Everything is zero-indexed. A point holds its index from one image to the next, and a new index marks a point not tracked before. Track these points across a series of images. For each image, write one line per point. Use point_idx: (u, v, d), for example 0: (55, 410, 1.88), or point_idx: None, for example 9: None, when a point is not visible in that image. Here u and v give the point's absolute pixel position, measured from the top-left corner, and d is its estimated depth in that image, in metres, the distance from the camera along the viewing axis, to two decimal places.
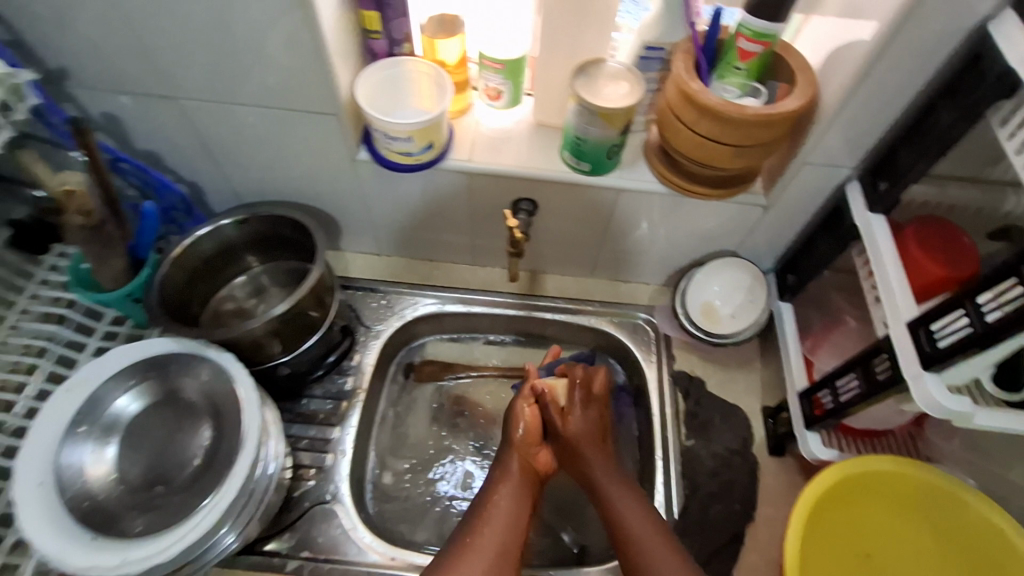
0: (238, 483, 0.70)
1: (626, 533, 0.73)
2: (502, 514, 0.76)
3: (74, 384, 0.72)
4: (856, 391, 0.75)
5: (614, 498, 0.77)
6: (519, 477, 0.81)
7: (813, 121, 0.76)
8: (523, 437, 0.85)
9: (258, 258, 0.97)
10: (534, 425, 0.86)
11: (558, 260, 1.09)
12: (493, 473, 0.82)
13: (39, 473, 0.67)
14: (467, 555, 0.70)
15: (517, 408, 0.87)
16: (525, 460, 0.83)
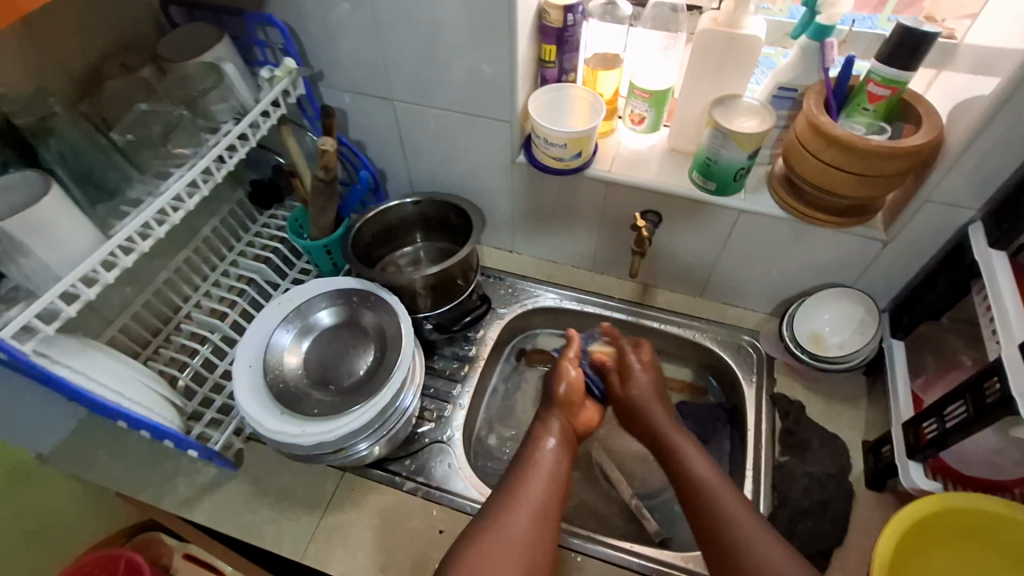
0: (392, 394, 0.87)
1: (687, 476, 0.84)
2: (546, 471, 0.83)
3: (285, 301, 0.97)
4: (964, 417, 0.77)
5: (678, 446, 0.89)
6: (559, 434, 0.90)
7: (938, 161, 0.82)
8: (564, 395, 0.95)
9: (422, 236, 1.19)
10: (575, 383, 0.96)
11: (671, 276, 1.19)
12: (535, 432, 0.90)
13: (251, 357, 0.91)
14: (514, 506, 0.77)
15: (563, 368, 0.99)
16: (564, 420, 0.93)
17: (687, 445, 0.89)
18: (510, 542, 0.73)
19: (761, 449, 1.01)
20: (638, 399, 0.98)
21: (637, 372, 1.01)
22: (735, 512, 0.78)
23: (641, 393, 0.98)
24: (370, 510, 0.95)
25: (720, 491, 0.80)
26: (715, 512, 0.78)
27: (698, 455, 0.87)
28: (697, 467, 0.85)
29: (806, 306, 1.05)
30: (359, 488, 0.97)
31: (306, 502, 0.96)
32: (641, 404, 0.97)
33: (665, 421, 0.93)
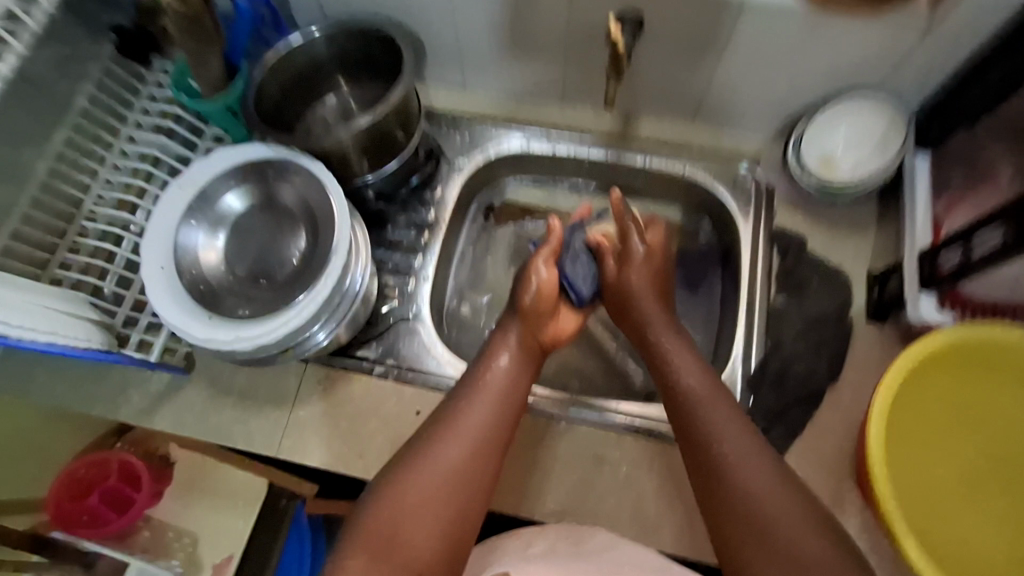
0: (333, 281, 0.74)
1: (677, 385, 0.75)
2: (495, 393, 0.77)
3: (186, 182, 0.78)
4: (1001, 245, 0.67)
5: (666, 354, 0.79)
6: (519, 346, 0.83)
7: None
8: (530, 303, 0.86)
9: (347, 80, 0.95)
10: (544, 286, 0.87)
11: (658, 100, 0.97)
12: (490, 346, 0.83)
13: (162, 257, 0.75)
14: (451, 433, 0.72)
15: (535, 269, 0.88)
16: (527, 330, 0.85)
17: (681, 355, 0.78)
18: (442, 469, 0.69)
19: (756, 293, 0.91)
20: (635, 291, 0.86)
21: (637, 262, 0.87)
22: (728, 427, 0.69)
23: (637, 283, 0.86)
24: (340, 400, 0.89)
25: (713, 404, 0.71)
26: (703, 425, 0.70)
27: (689, 365, 0.77)
28: (688, 376, 0.75)
29: (817, 123, 0.88)
30: (325, 378, 0.90)
31: (272, 399, 0.90)
32: (633, 299, 0.86)
33: (658, 320, 0.83)
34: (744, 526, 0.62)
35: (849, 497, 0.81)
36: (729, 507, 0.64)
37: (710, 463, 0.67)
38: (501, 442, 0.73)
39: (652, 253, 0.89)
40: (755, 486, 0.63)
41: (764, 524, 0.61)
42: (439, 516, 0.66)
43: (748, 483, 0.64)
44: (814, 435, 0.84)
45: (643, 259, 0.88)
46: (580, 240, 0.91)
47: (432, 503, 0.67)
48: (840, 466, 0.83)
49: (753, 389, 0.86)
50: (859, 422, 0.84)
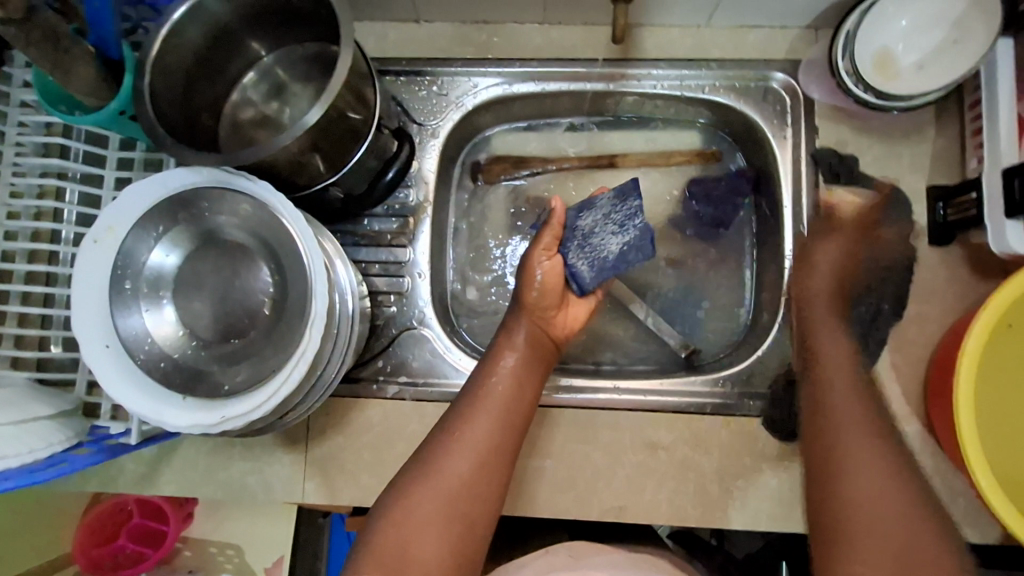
0: (320, 330, 0.60)
1: (822, 376, 0.64)
2: (499, 400, 0.66)
3: (100, 234, 0.60)
4: None
5: (823, 355, 0.66)
6: (523, 344, 0.71)
7: None
8: (536, 299, 0.74)
9: (264, 42, 0.73)
10: (552, 271, 0.74)
11: (663, 3, 0.78)
12: (496, 343, 0.72)
13: (102, 335, 0.60)
14: (451, 448, 0.62)
15: (535, 261, 0.75)
16: (535, 326, 0.74)
17: (839, 357, 0.65)
18: (443, 489, 0.59)
19: (802, 231, 0.80)
20: (813, 297, 0.71)
21: (830, 260, 0.73)
22: (857, 440, 0.58)
23: (822, 288, 0.72)
24: (359, 430, 0.80)
25: (847, 411, 0.60)
26: (824, 438, 0.59)
27: (846, 363, 0.65)
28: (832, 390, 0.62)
29: (872, 13, 0.70)
30: (336, 409, 0.80)
31: (282, 443, 0.80)
32: (809, 308, 0.71)
33: (829, 332, 0.68)
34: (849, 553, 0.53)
35: (919, 441, 0.76)
36: (834, 531, 0.55)
37: (829, 474, 0.57)
38: (506, 457, 0.63)
39: (850, 237, 0.75)
40: (865, 499, 0.54)
41: (871, 544, 0.52)
42: (439, 543, 0.57)
43: (857, 506, 0.54)
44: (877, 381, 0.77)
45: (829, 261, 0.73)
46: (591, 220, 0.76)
47: (431, 529, 0.57)
48: (907, 410, 0.77)
49: None
50: (925, 359, 0.77)
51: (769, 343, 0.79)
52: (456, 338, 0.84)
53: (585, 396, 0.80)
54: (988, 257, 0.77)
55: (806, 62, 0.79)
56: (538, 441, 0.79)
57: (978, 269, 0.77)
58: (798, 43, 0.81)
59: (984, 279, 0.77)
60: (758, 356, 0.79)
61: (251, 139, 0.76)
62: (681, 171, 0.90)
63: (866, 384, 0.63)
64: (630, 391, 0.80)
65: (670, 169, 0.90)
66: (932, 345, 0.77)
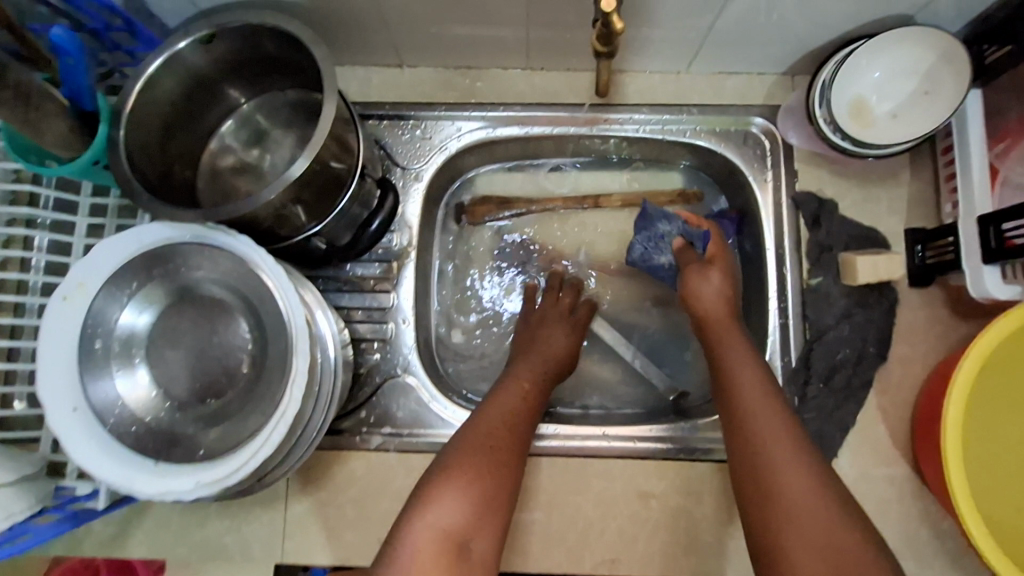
0: (302, 390, 0.57)
1: (731, 379, 0.64)
2: (494, 420, 0.65)
3: (69, 292, 0.58)
4: None
5: (728, 363, 0.66)
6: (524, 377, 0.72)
7: None
8: (529, 334, 0.80)
9: (244, 90, 0.72)
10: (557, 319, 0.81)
11: (645, 50, 0.79)
12: (503, 379, 0.72)
13: (70, 398, 0.57)
14: (459, 468, 0.60)
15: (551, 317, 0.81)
16: (535, 359, 0.75)
17: (741, 359, 0.65)
18: (440, 513, 0.56)
19: (786, 274, 0.80)
20: (712, 312, 0.72)
21: (713, 282, 0.74)
22: (772, 423, 0.59)
23: (712, 303, 0.73)
24: (342, 485, 0.77)
25: (762, 406, 0.60)
26: (748, 418, 0.60)
27: (747, 357, 0.65)
28: (742, 378, 0.63)
29: (849, 64, 0.72)
30: (317, 464, 0.78)
31: (261, 501, 0.77)
32: (711, 325, 0.71)
33: (733, 347, 0.67)
34: (785, 529, 0.53)
35: (908, 484, 0.76)
36: (765, 511, 0.55)
37: (757, 472, 0.57)
38: (510, 484, 0.62)
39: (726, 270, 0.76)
40: (798, 495, 0.54)
41: (802, 531, 0.52)
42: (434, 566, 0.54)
43: (790, 483, 0.55)
44: (863, 425, 0.78)
45: (717, 287, 0.73)
46: (665, 257, 0.84)
47: (429, 553, 0.54)
48: (895, 453, 0.77)
49: (798, 385, 0.78)
50: (911, 401, 0.78)
51: None
52: (442, 385, 0.82)
53: (574, 445, 0.78)
54: (967, 299, 0.79)
55: (784, 111, 0.81)
56: (527, 493, 0.77)
57: (958, 310, 0.79)
58: (776, 89, 0.83)
59: (964, 320, 0.78)
60: None
61: (230, 187, 0.74)
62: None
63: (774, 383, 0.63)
64: (620, 438, 0.79)
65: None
66: (917, 387, 0.78)
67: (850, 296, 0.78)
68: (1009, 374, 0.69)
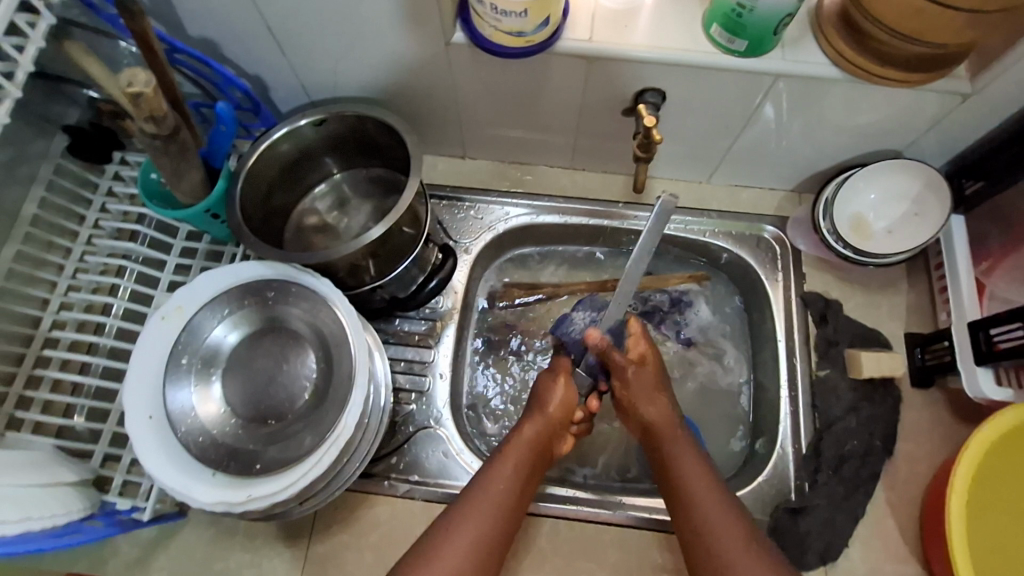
0: (355, 418, 0.64)
1: (687, 497, 0.67)
2: (487, 521, 0.64)
3: (170, 312, 0.68)
4: None
5: (685, 481, 0.68)
6: (524, 463, 0.70)
7: None
8: (554, 409, 0.73)
9: (338, 164, 0.86)
10: (562, 395, 0.74)
11: (673, 161, 0.93)
12: (499, 451, 0.70)
13: (150, 406, 0.65)
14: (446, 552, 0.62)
15: (548, 384, 0.75)
16: (537, 437, 0.72)
17: (693, 468, 0.69)
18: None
19: (797, 365, 0.87)
20: (657, 421, 0.73)
21: (650, 395, 0.74)
22: (731, 537, 0.63)
23: (657, 414, 0.73)
24: (366, 528, 0.81)
25: (724, 525, 0.64)
26: (713, 537, 0.63)
27: (702, 477, 0.68)
28: (697, 496, 0.67)
29: (849, 187, 0.84)
30: (345, 504, 0.81)
31: (284, 536, 0.80)
32: (657, 432, 0.72)
33: (684, 461, 0.70)
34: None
35: None
36: None
37: None
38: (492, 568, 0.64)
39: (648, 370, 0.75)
40: None
41: None
42: None
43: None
44: (873, 517, 0.80)
45: (656, 406, 0.73)
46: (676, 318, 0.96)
47: None
48: (906, 549, 0.79)
49: (810, 473, 0.81)
50: (918, 497, 0.81)
51: (770, 471, 0.82)
52: (468, 440, 0.87)
53: (592, 510, 0.81)
54: (967, 402, 0.84)
55: (792, 221, 0.92)
56: (542, 554, 0.80)
57: (958, 413, 0.84)
58: (785, 203, 0.96)
59: (964, 422, 0.84)
60: (760, 482, 0.82)
61: (310, 242, 0.86)
62: (677, 292, 0.97)
63: (720, 486, 0.67)
64: (637, 508, 0.81)
65: (669, 292, 0.97)
66: (923, 485, 0.81)
67: (856, 390, 0.84)
68: (1010, 477, 0.73)
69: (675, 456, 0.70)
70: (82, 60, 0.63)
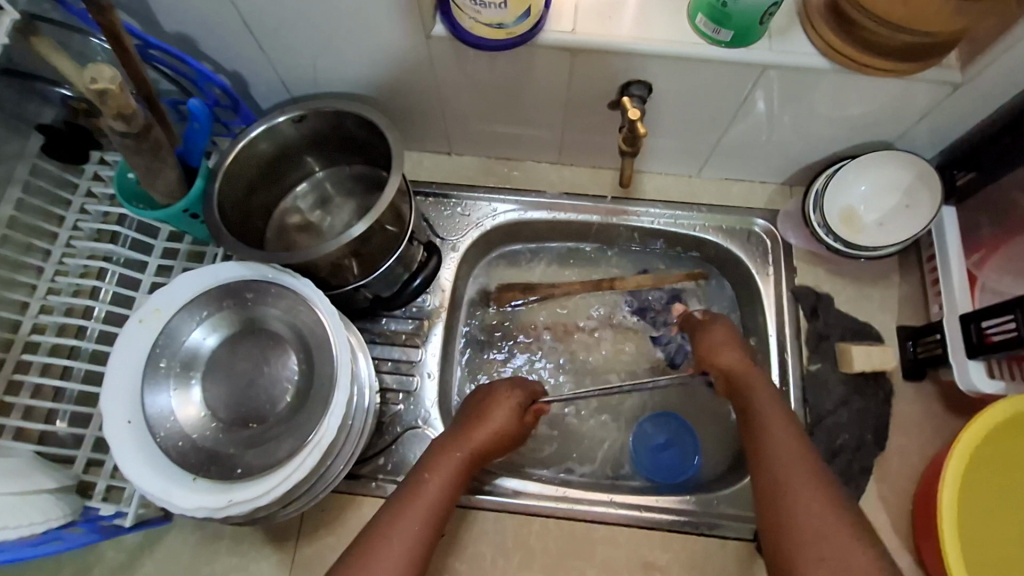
0: (338, 420, 0.63)
1: (762, 438, 0.67)
2: (413, 528, 0.63)
3: (146, 315, 0.66)
4: None
5: (764, 422, 0.68)
6: (456, 474, 0.69)
7: None
8: (484, 432, 0.72)
9: (320, 162, 0.84)
10: (499, 417, 0.74)
11: (662, 154, 0.91)
12: (425, 460, 0.70)
13: (127, 411, 0.63)
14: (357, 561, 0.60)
15: (491, 402, 0.76)
16: (466, 455, 0.70)
17: (776, 423, 0.67)
18: None
19: (788, 360, 0.86)
20: (738, 369, 0.75)
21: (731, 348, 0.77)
22: (807, 483, 0.61)
23: (735, 360, 0.75)
24: (354, 531, 0.80)
25: (795, 468, 0.62)
26: (789, 492, 0.60)
27: (783, 426, 0.67)
28: (773, 439, 0.66)
29: (839, 178, 0.83)
30: (332, 507, 0.80)
31: (272, 539, 0.79)
32: (739, 376, 0.74)
33: (765, 403, 0.70)
34: (809, 574, 0.55)
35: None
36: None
37: (792, 535, 0.58)
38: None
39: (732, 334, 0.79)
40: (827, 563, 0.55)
41: None
42: None
43: (821, 539, 0.56)
44: (865, 512, 0.80)
45: (734, 352, 0.76)
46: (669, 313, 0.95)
47: None
48: (897, 543, 0.79)
49: None
50: (910, 491, 0.80)
51: None
52: None
53: (581, 509, 0.81)
54: (958, 395, 0.84)
55: (783, 213, 0.92)
56: (531, 555, 0.79)
57: (950, 406, 0.83)
58: (776, 195, 0.95)
59: (956, 415, 0.83)
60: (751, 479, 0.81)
61: (293, 241, 0.84)
62: (673, 291, 0.96)
63: (804, 442, 0.65)
64: (625, 505, 0.80)
65: (664, 290, 0.96)
66: (915, 479, 0.81)
67: (847, 385, 0.83)
68: (999, 470, 0.73)
69: (758, 406, 0.70)
70: (52, 57, 0.61)
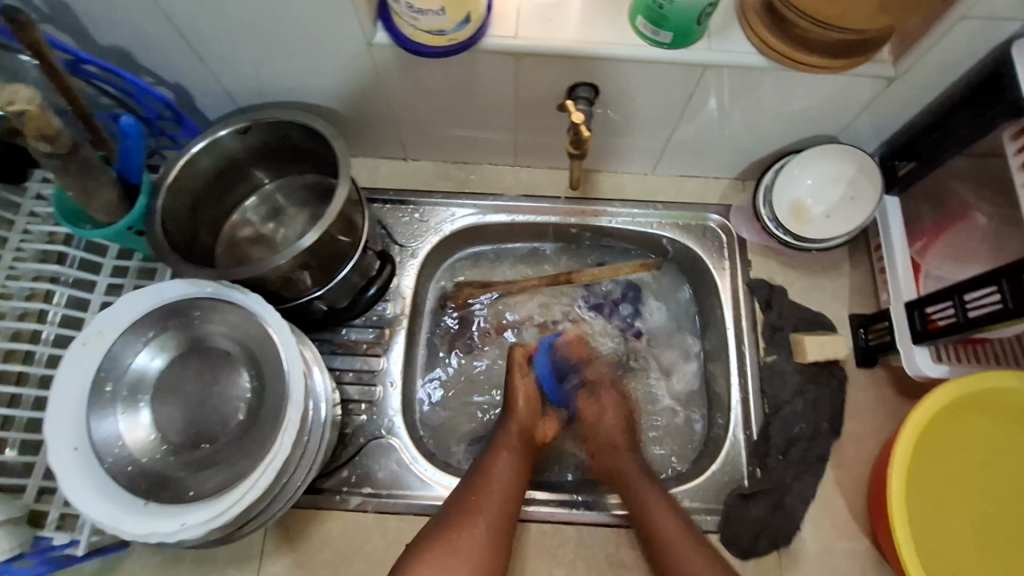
0: (291, 437, 0.62)
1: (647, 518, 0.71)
2: (496, 487, 0.71)
3: (89, 337, 0.64)
4: (979, 315, 0.66)
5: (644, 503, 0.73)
6: (517, 442, 0.77)
7: None
8: (523, 408, 0.81)
9: (269, 173, 0.83)
10: (529, 393, 0.82)
11: (618, 153, 0.92)
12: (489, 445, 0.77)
13: (72, 438, 0.62)
14: (459, 533, 0.66)
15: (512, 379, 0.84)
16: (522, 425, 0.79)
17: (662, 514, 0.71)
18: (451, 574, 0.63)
19: (745, 352, 0.87)
20: (614, 441, 0.80)
21: (613, 418, 0.82)
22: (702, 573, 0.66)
23: (614, 429, 0.81)
24: (320, 545, 0.79)
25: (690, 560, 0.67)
26: None
27: (668, 517, 0.71)
28: (662, 521, 0.71)
29: (786, 173, 0.85)
30: (297, 522, 0.80)
31: (236, 557, 0.78)
32: (615, 449, 0.80)
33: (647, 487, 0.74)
34: None
35: (869, 558, 0.79)
36: None
37: None
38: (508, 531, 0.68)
39: (623, 403, 0.84)
40: None
41: None
42: None
43: None
44: (823, 499, 0.82)
45: (616, 423, 0.81)
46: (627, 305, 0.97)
47: None
48: (854, 527, 0.81)
49: (760, 457, 0.82)
50: (865, 475, 0.83)
51: (722, 459, 0.83)
52: (423, 448, 0.85)
53: (547, 511, 0.80)
54: (909, 379, 0.86)
55: (735, 208, 0.93)
56: None
57: (901, 390, 0.86)
58: (730, 190, 0.96)
59: (907, 399, 0.85)
60: (713, 471, 0.83)
61: (246, 254, 0.83)
62: (628, 283, 0.97)
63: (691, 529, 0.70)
64: (585, 503, 0.81)
65: (620, 282, 0.97)
66: (870, 463, 0.83)
67: (803, 374, 0.85)
68: (941, 448, 0.75)
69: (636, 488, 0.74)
70: None
